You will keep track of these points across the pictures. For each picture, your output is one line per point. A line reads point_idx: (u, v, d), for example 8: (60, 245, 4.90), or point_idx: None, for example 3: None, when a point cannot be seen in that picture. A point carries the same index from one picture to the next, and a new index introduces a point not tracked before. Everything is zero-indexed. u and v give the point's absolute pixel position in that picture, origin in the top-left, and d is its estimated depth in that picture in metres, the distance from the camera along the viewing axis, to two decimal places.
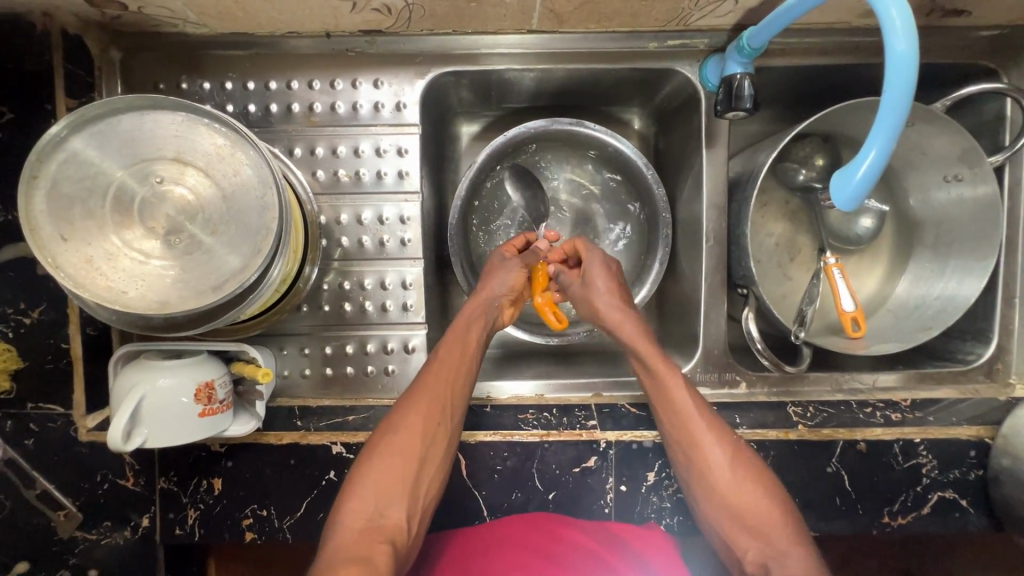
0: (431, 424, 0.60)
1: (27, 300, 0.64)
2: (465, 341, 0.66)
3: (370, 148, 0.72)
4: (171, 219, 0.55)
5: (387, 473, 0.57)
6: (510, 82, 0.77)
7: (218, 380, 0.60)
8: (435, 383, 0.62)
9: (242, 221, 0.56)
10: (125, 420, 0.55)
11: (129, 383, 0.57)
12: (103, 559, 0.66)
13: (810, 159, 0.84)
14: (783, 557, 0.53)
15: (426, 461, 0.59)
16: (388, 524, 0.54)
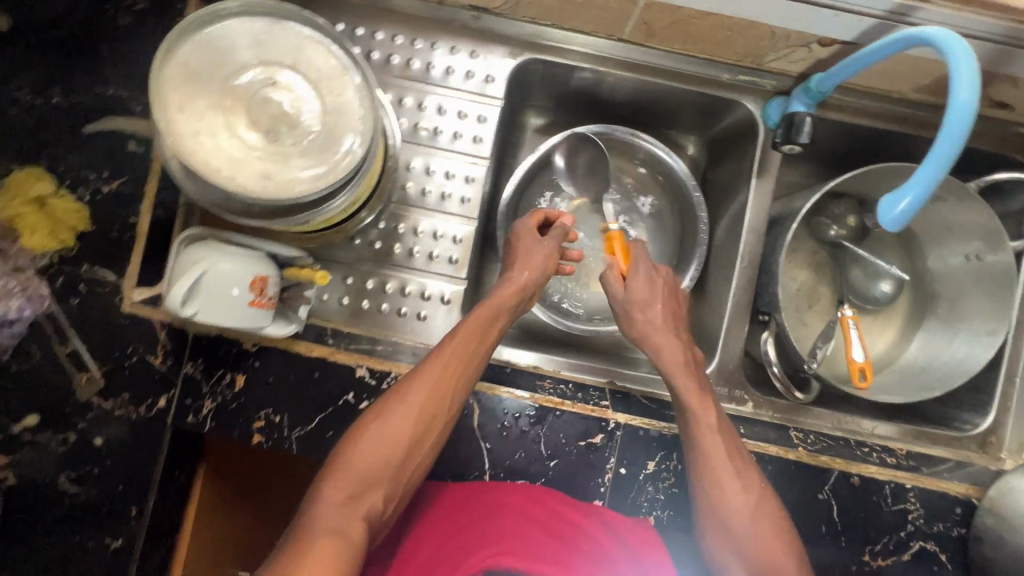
0: (424, 417, 0.62)
1: (113, 171, 0.68)
2: (474, 339, 0.66)
3: (454, 110, 0.78)
4: (273, 117, 0.59)
5: (374, 456, 0.60)
6: (589, 84, 0.83)
7: (271, 276, 0.64)
8: (439, 372, 0.64)
9: (340, 136, 0.61)
10: (186, 288, 0.58)
11: (194, 259, 0.60)
12: (108, 428, 0.67)
13: (843, 218, 0.91)
14: None
15: (414, 450, 0.62)
16: (369, 501, 0.59)
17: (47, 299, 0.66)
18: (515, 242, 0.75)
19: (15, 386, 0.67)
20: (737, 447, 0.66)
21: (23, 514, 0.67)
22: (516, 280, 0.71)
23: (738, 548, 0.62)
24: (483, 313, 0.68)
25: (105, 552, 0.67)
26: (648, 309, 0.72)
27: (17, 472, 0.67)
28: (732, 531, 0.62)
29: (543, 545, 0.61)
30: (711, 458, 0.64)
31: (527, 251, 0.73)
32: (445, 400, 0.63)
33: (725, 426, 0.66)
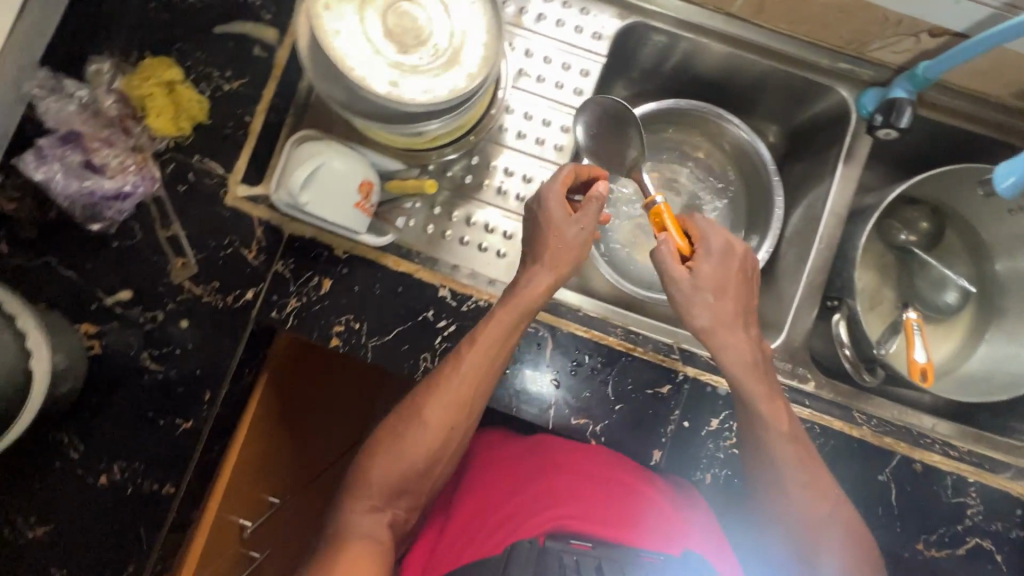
0: (442, 433, 0.66)
1: (235, 71, 0.71)
2: (491, 352, 0.65)
3: (560, 61, 0.79)
4: (412, 27, 0.61)
5: (398, 470, 0.66)
6: (687, 58, 0.86)
7: (376, 185, 0.68)
8: (454, 389, 0.65)
9: (468, 54, 0.63)
10: (304, 176, 0.61)
11: (311, 154, 0.63)
12: (194, 313, 0.70)
13: (915, 224, 0.92)
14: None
15: (433, 462, 0.67)
16: (397, 504, 0.67)
17: (155, 182, 0.69)
18: (549, 230, 0.67)
19: (114, 261, 0.69)
20: (808, 447, 0.65)
21: (101, 384, 0.69)
22: (541, 282, 0.66)
23: (802, 543, 0.64)
24: (502, 320, 0.65)
25: (175, 432, 0.69)
26: (716, 299, 0.66)
27: (103, 343, 0.69)
28: (798, 529, 0.64)
29: (604, 510, 0.67)
30: (780, 465, 0.64)
31: (563, 246, 0.67)
32: (463, 412, 0.66)
33: (794, 427, 0.65)
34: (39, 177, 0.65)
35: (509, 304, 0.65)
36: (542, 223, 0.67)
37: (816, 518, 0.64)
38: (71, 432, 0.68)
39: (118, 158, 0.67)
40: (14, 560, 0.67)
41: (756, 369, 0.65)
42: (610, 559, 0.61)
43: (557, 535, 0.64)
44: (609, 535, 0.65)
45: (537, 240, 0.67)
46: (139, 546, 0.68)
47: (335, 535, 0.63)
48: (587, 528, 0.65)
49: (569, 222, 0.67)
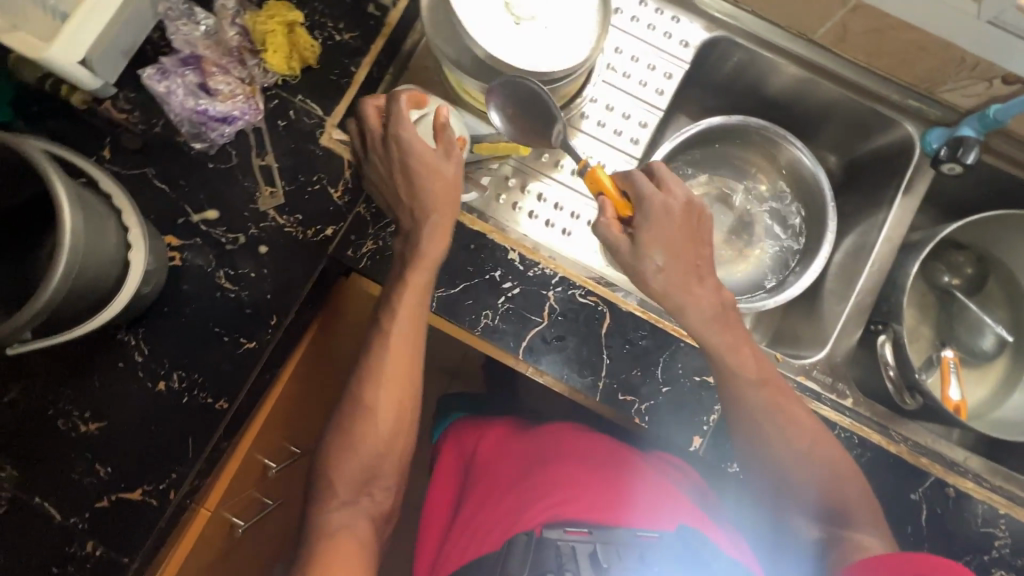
0: (395, 406, 0.71)
1: (348, 24, 0.76)
2: (415, 311, 0.69)
3: (647, 62, 0.86)
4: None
5: (360, 454, 0.70)
6: (763, 78, 0.90)
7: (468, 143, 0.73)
8: (398, 362, 0.71)
9: (578, 35, 0.68)
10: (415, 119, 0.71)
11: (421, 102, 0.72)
12: (274, 240, 0.73)
13: (960, 268, 0.94)
14: (851, 508, 0.67)
15: (394, 436, 0.71)
16: (375, 479, 0.70)
17: (258, 113, 0.73)
18: (428, 174, 0.68)
19: (206, 181, 0.73)
20: (778, 395, 0.69)
21: (174, 295, 0.72)
22: (440, 240, 0.68)
23: (791, 483, 0.69)
24: (416, 286, 0.68)
25: (236, 350, 0.72)
26: (666, 260, 0.65)
27: (183, 257, 0.72)
28: (785, 471, 0.69)
29: (594, 497, 0.75)
30: (748, 422, 0.68)
31: (446, 186, 0.68)
32: (408, 384, 0.72)
33: (758, 379, 0.69)
34: (160, 91, 0.70)
35: (416, 268, 0.68)
36: (416, 164, 0.67)
37: (791, 469, 0.69)
38: (138, 335, 0.71)
39: (230, 86, 0.72)
40: (63, 450, 0.69)
41: (719, 320, 0.68)
42: (604, 543, 0.68)
43: (553, 525, 0.70)
44: (601, 520, 0.72)
45: (416, 186, 0.68)
46: (184, 456, 0.70)
47: (316, 534, 0.66)
48: (580, 515, 0.72)
49: (440, 157, 0.68)
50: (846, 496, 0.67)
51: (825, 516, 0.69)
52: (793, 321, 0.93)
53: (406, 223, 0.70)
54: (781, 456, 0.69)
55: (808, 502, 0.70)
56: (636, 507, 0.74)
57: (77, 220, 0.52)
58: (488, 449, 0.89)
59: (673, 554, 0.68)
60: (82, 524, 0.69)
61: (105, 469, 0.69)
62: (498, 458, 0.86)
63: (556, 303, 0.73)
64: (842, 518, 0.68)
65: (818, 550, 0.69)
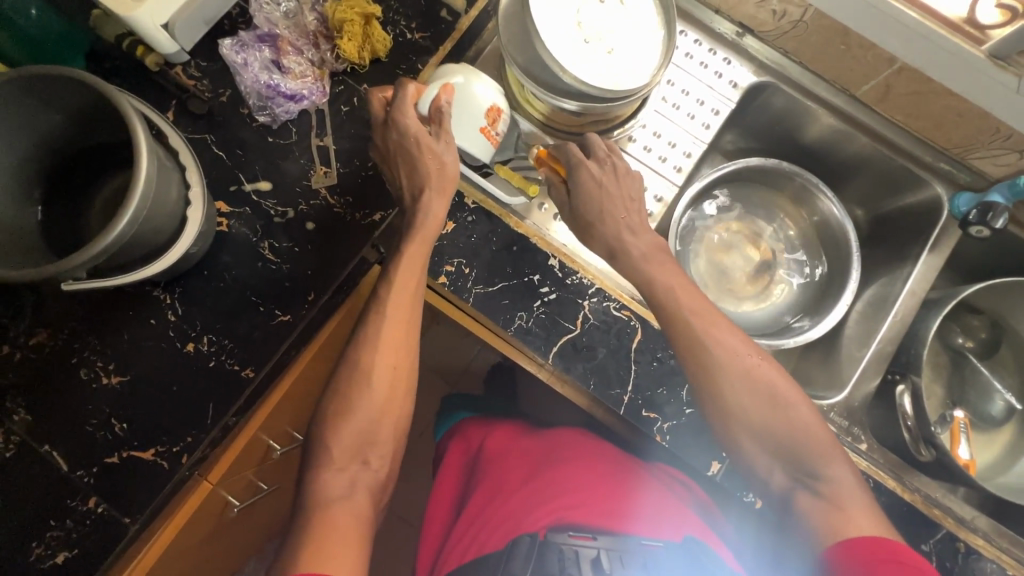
0: (396, 365, 0.69)
1: (420, 24, 0.80)
2: (414, 281, 0.69)
3: (697, 96, 0.90)
4: (602, 18, 0.71)
5: (360, 417, 0.67)
6: (802, 125, 0.94)
7: (503, 114, 0.73)
8: (395, 321, 0.69)
9: (643, 60, 0.71)
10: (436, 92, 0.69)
11: (444, 75, 0.70)
12: (320, 217, 0.74)
13: (974, 332, 0.96)
14: (827, 461, 0.63)
15: (390, 403, 0.69)
16: (372, 443, 0.67)
17: (324, 96, 0.76)
18: (425, 154, 0.67)
19: (264, 154, 0.75)
20: (739, 345, 0.67)
21: (216, 260, 0.72)
22: (439, 207, 0.69)
23: (763, 439, 0.65)
24: (415, 256, 0.69)
25: (271, 321, 0.72)
26: (650, 251, 0.71)
27: (230, 224, 0.73)
28: (753, 423, 0.65)
29: (598, 503, 0.74)
30: (706, 367, 0.66)
31: (442, 170, 0.68)
32: (408, 345, 0.70)
33: (715, 327, 0.68)
34: (236, 62, 0.73)
35: (415, 240, 0.68)
36: (413, 148, 0.67)
37: (760, 422, 0.65)
38: (174, 295, 0.71)
39: (301, 67, 0.75)
40: (81, 400, 0.68)
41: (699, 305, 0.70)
42: (610, 550, 0.68)
43: (558, 528, 0.70)
44: (606, 529, 0.71)
45: (416, 169, 0.68)
46: (203, 421, 0.69)
47: (315, 496, 0.63)
48: (584, 519, 0.72)
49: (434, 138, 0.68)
50: (819, 447, 0.64)
51: (794, 464, 0.64)
52: (810, 363, 0.94)
53: (406, 201, 0.70)
54: (749, 408, 0.65)
55: (779, 460, 0.65)
56: (641, 518, 0.73)
57: (150, 168, 0.53)
58: (491, 447, 0.88)
59: (675, 563, 0.68)
60: (88, 478, 0.67)
61: (121, 425, 0.68)
62: (500, 457, 0.85)
63: (590, 313, 0.74)
64: (812, 464, 0.64)
65: (790, 501, 0.64)
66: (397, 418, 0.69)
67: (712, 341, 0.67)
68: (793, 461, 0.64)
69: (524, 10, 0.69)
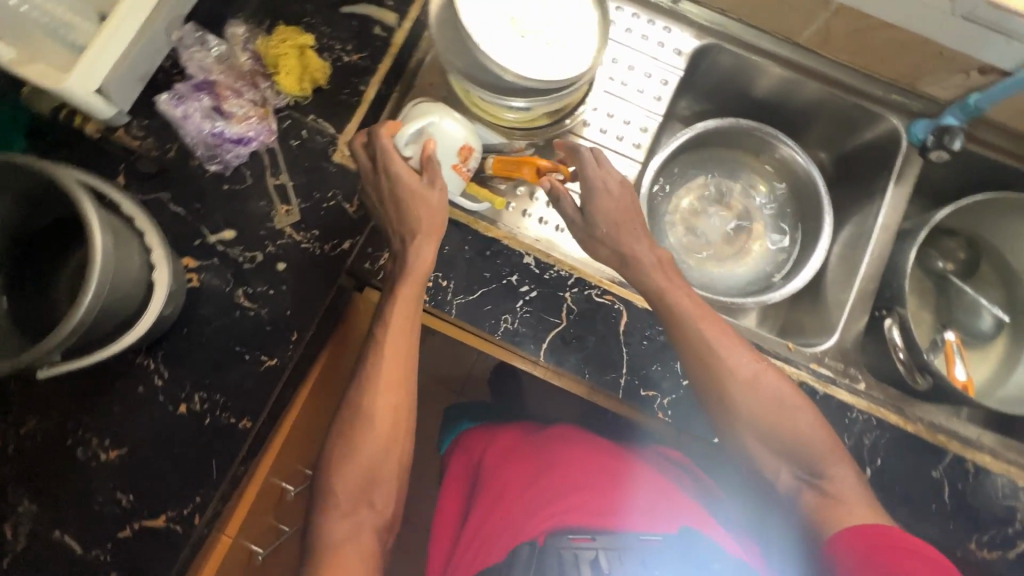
0: (397, 418, 0.69)
1: (356, 45, 0.79)
2: (408, 328, 0.69)
3: (644, 70, 0.90)
4: (533, 12, 0.70)
5: (364, 465, 0.67)
6: (753, 80, 0.94)
7: (475, 151, 0.75)
8: (393, 373, 0.69)
9: (582, 45, 0.71)
10: (415, 129, 0.72)
11: (424, 111, 0.73)
12: (291, 256, 0.74)
13: (953, 253, 0.97)
14: (829, 459, 0.66)
15: (391, 447, 0.68)
16: (377, 490, 0.67)
17: (272, 134, 0.75)
18: (414, 202, 0.67)
19: (223, 202, 0.74)
20: (731, 335, 0.70)
21: (193, 317, 0.72)
22: (428, 251, 0.68)
23: (764, 437, 0.68)
24: (407, 299, 0.68)
25: (259, 368, 0.71)
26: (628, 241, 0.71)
27: (201, 278, 0.72)
28: (758, 418, 0.68)
29: (595, 502, 0.74)
30: (706, 364, 0.69)
31: (431, 211, 0.68)
32: (405, 389, 0.70)
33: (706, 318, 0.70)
34: (176, 115, 0.73)
35: (406, 282, 0.68)
36: (404, 195, 0.67)
37: (764, 416, 0.68)
38: (157, 359, 0.70)
39: (243, 109, 0.74)
40: (83, 479, 0.68)
41: (690, 295, 0.72)
42: (609, 548, 0.68)
43: (557, 533, 0.70)
44: (603, 527, 0.71)
45: (402, 210, 0.68)
46: (208, 478, 0.69)
47: None
48: (582, 520, 0.71)
49: (428, 188, 0.68)
50: (821, 449, 0.66)
51: (796, 460, 0.67)
52: (800, 311, 0.95)
53: (395, 246, 0.70)
54: (753, 411, 0.68)
55: (783, 450, 0.68)
56: (637, 512, 0.73)
57: (106, 238, 0.53)
58: (493, 457, 0.86)
59: (675, 554, 0.67)
60: (104, 555, 0.67)
61: (127, 496, 0.68)
62: (501, 466, 0.83)
63: (574, 303, 0.74)
64: (816, 465, 0.66)
65: (794, 500, 0.68)
66: (398, 441, 0.69)
67: (710, 335, 0.69)
68: (797, 459, 0.67)
69: (454, 15, 0.68)
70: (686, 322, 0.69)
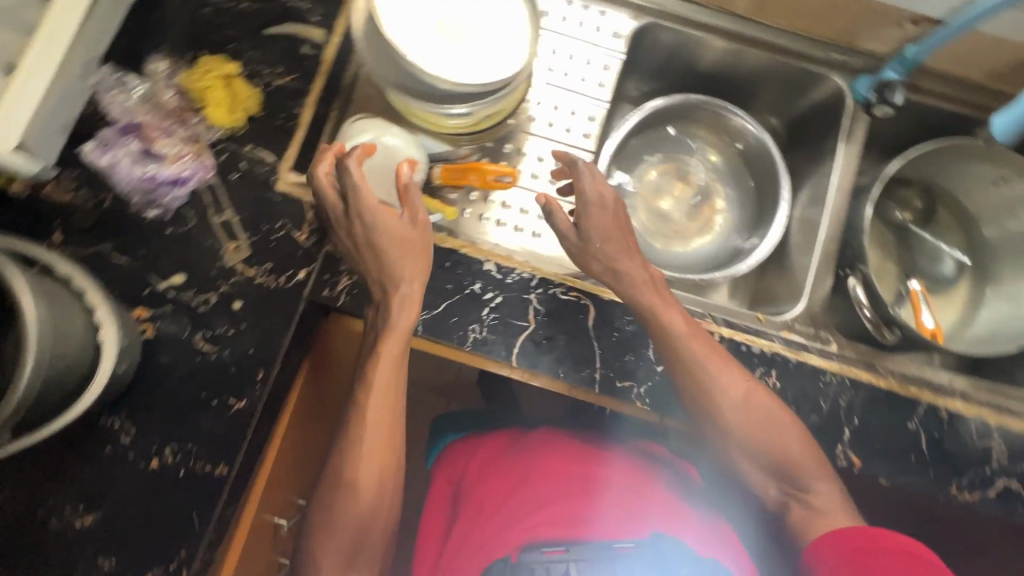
0: (385, 483, 0.69)
1: (285, 68, 0.76)
2: (392, 388, 0.69)
3: (584, 57, 0.89)
4: (457, 14, 0.68)
5: (353, 522, 0.66)
6: (695, 55, 0.94)
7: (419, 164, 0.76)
8: (379, 434, 0.68)
9: (512, 39, 0.69)
10: (352, 148, 0.73)
11: (361, 129, 0.74)
12: (247, 293, 0.72)
13: (910, 203, 0.99)
14: (820, 488, 0.69)
15: (379, 505, 0.68)
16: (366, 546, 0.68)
17: (210, 170, 0.73)
18: (390, 240, 0.67)
19: (168, 247, 0.72)
20: (718, 349, 0.72)
21: (152, 369, 0.70)
22: (410, 308, 0.67)
23: (755, 456, 0.71)
24: (388, 356, 0.67)
25: (227, 412, 0.70)
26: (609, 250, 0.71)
27: (155, 327, 0.70)
28: (751, 436, 0.70)
29: (571, 508, 0.73)
30: (696, 380, 0.69)
31: (409, 250, 0.68)
32: (391, 447, 0.69)
33: (696, 335, 0.71)
34: (103, 163, 0.70)
35: (388, 340, 0.67)
36: (381, 238, 0.67)
37: (757, 435, 0.70)
38: (122, 416, 0.68)
39: (176, 148, 0.72)
40: (60, 550, 0.66)
41: (670, 301, 0.71)
42: (581, 560, 0.68)
43: (530, 547, 0.69)
44: (577, 536, 0.71)
45: (383, 259, 0.67)
46: (191, 529, 0.68)
47: None
48: (557, 531, 0.71)
49: (403, 222, 0.68)
50: (813, 473, 0.69)
51: (786, 480, 0.71)
52: (768, 280, 0.96)
53: (377, 295, 0.69)
54: (744, 432, 0.70)
55: (772, 467, 0.71)
56: (612, 517, 0.73)
57: (38, 301, 0.51)
58: (474, 473, 0.81)
59: (645, 562, 0.68)
60: None
61: (109, 560, 0.66)
62: (482, 481, 0.78)
63: (539, 304, 0.74)
64: (804, 485, 0.69)
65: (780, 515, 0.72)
66: (379, 467, 0.68)
67: (703, 354, 0.70)
68: (789, 480, 0.70)
69: (377, 28, 0.66)
70: (669, 337, 0.70)
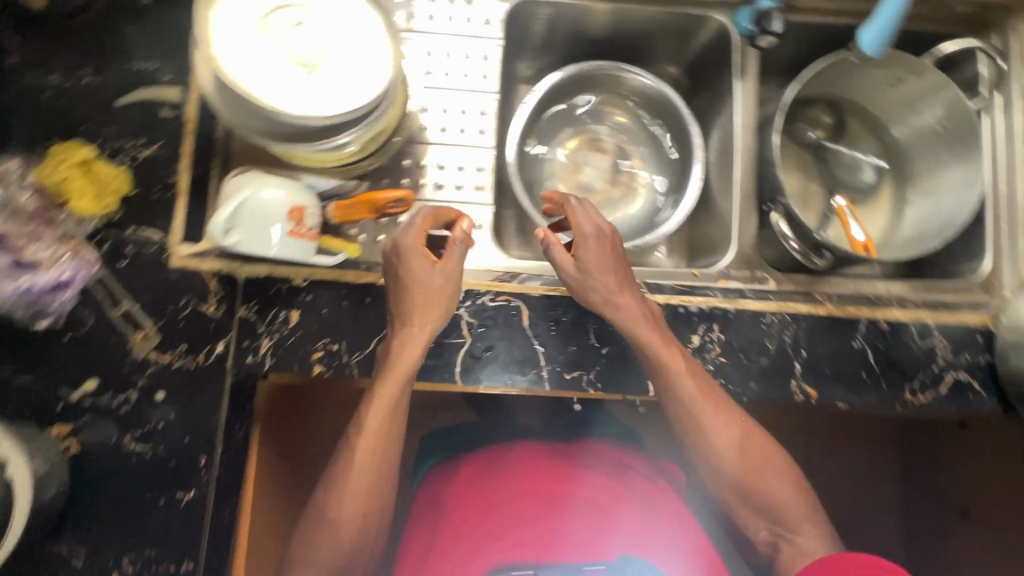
0: (362, 555, 0.67)
1: (148, 137, 0.72)
2: (380, 440, 0.66)
3: (461, 52, 0.85)
4: (305, 41, 0.64)
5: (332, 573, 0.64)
6: (574, 23, 0.91)
7: (309, 207, 0.71)
8: (352, 491, 0.65)
9: (370, 50, 0.66)
10: (227, 215, 0.67)
11: (234, 189, 0.68)
12: (167, 379, 0.69)
13: (818, 121, 0.99)
14: (799, 526, 0.70)
15: (355, 559, 0.66)
16: None
17: (94, 264, 0.68)
18: (410, 283, 0.66)
19: (70, 353, 0.67)
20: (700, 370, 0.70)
21: (88, 483, 0.66)
22: (409, 353, 0.65)
23: (742, 493, 0.71)
24: (376, 412, 0.65)
25: (179, 506, 0.67)
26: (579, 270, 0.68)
27: (78, 441, 0.66)
28: (740, 468, 0.70)
29: (547, 526, 0.74)
30: (683, 406, 0.69)
31: (427, 294, 0.66)
32: (370, 494, 0.66)
33: (688, 362, 0.69)
34: None
35: (386, 383, 0.65)
36: (404, 281, 0.66)
37: (746, 471, 0.70)
38: (66, 541, 0.65)
39: (51, 249, 0.65)
40: None
41: (655, 325, 0.70)
42: None
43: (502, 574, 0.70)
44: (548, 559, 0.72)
45: (404, 299, 0.66)
46: None
47: None
48: (529, 555, 0.72)
49: (432, 270, 0.66)
50: (792, 514, 0.70)
51: (772, 517, 0.71)
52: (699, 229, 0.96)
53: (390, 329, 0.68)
54: (732, 468, 0.70)
55: (756, 503, 0.71)
56: (585, 536, 0.74)
57: None
58: (455, 491, 0.77)
59: None
60: None
61: None
62: (461, 500, 0.75)
63: (470, 316, 0.72)
64: (789, 522, 0.70)
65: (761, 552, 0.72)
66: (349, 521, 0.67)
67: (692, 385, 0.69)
68: (774, 519, 0.70)
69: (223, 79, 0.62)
70: (631, 332, 0.69)
